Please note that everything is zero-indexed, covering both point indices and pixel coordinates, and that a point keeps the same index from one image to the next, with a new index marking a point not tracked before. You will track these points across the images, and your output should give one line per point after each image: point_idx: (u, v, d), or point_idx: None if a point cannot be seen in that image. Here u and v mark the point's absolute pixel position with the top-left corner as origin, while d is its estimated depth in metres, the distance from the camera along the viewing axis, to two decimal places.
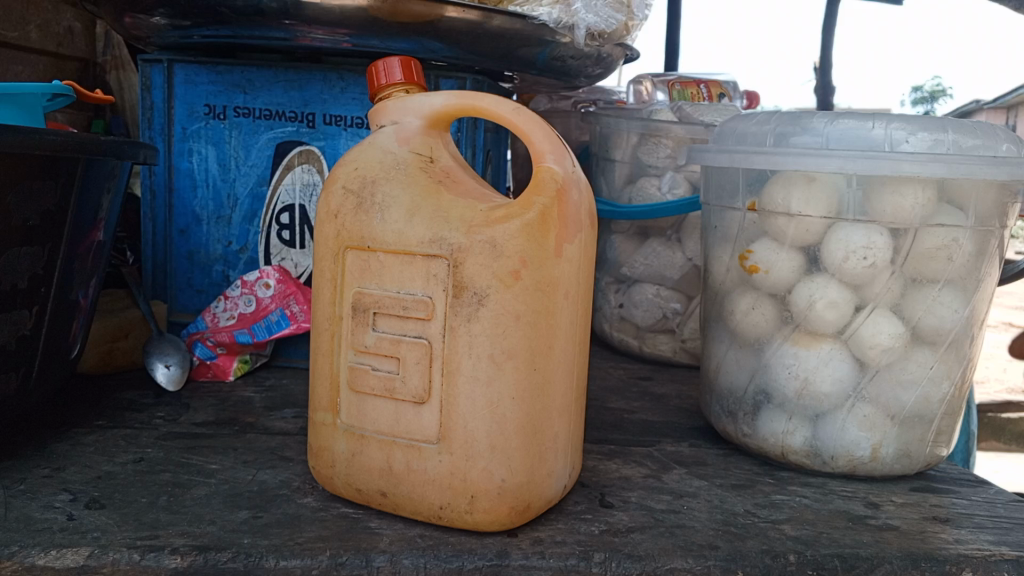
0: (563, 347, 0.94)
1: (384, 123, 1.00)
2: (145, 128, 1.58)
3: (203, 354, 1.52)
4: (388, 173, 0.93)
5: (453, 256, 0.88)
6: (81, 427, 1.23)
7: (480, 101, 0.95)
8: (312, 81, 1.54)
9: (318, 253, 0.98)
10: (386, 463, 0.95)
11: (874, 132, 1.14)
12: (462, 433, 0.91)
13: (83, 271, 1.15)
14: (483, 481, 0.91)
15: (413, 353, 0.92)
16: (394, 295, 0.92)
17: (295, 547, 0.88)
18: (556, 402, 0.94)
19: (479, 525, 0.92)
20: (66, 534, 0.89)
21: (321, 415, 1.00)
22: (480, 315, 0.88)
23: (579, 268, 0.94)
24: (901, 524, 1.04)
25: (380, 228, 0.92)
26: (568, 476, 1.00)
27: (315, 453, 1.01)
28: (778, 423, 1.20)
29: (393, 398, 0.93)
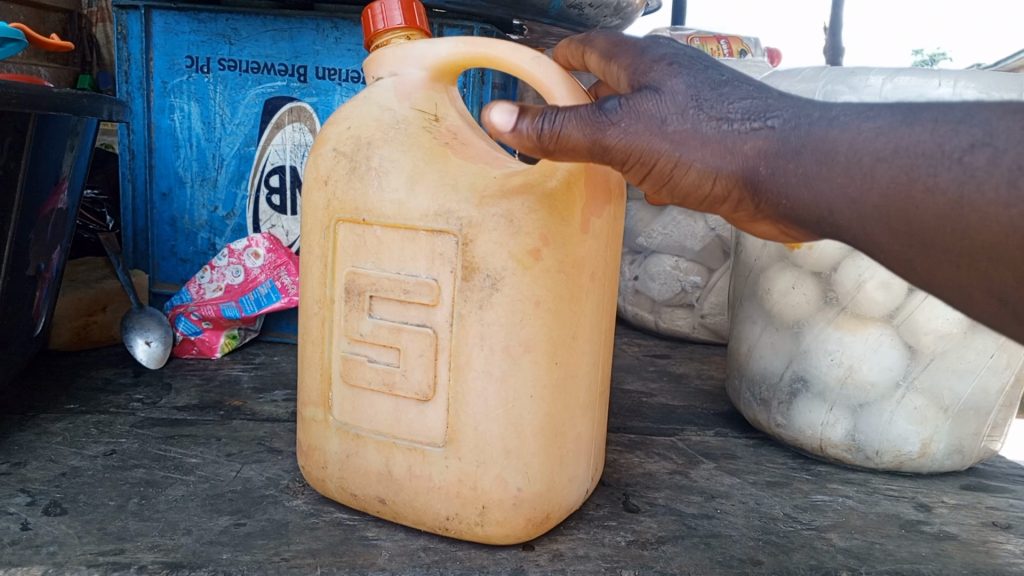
0: (588, 337, 0.82)
1: (380, 75, 0.86)
2: (121, 81, 1.44)
3: (187, 329, 1.39)
4: (386, 132, 0.80)
5: (463, 232, 0.76)
6: (49, 413, 1.11)
7: (492, 49, 0.80)
8: (304, 30, 1.40)
9: (305, 226, 0.86)
10: (386, 466, 0.84)
11: (939, 92, 1.01)
12: (473, 435, 0.79)
13: (43, 242, 1.02)
14: (495, 491, 0.80)
15: (415, 343, 0.80)
16: (394, 277, 0.80)
17: (280, 565, 0.77)
18: (580, 399, 0.83)
19: (491, 538, 0.81)
20: (17, 550, 0.78)
21: (311, 410, 0.88)
22: (494, 301, 0.76)
23: (605, 246, 0.82)
24: (959, 532, 0.94)
25: (377, 197, 0.79)
26: (590, 481, 0.89)
27: (305, 452, 0.91)
28: (816, 414, 1.09)
29: (393, 392, 0.82)
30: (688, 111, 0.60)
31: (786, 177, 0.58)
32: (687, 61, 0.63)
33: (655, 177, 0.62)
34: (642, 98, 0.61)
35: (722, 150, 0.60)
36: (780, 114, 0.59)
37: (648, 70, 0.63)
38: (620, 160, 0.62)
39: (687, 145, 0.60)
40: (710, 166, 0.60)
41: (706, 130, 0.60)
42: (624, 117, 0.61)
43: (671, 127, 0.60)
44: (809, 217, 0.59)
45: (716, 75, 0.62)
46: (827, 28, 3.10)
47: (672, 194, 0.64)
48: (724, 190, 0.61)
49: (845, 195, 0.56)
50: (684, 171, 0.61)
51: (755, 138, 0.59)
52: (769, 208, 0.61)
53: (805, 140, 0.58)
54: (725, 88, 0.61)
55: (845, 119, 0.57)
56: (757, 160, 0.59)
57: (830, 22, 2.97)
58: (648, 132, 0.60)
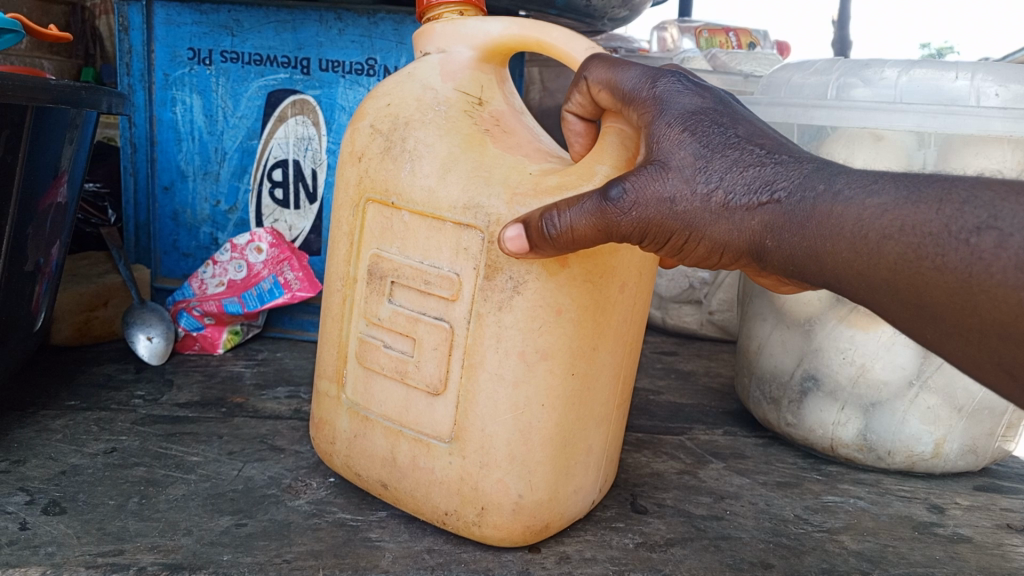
0: (610, 348, 0.80)
1: (428, 49, 0.85)
2: (122, 73, 1.42)
3: (189, 325, 1.37)
4: (426, 114, 0.79)
5: (488, 229, 0.74)
6: (49, 409, 1.10)
7: (544, 35, 0.79)
8: (307, 21, 1.38)
9: (337, 201, 0.86)
10: (390, 453, 0.83)
11: (956, 84, 0.98)
12: (479, 434, 0.77)
13: (42, 236, 1.01)
14: (497, 493, 0.78)
15: (431, 336, 0.79)
16: (416, 265, 0.79)
17: (281, 566, 0.76)
18: (595, 411, 0.81)
19: (488, 539, 0.80)
20: (14, 550, 0.76)
21: (325, 385, 0.89)
22: (514, 304, 0.74)
23: (643, 255, 0.80)
24: (973, 534, 0.92)
25: (408, 181, 0.78)
26: (597, 491, 0.87)
27: (316, 425, 0.91)
28: (827, 414, 1.07)
29: (405, 380, 0.81)
30: (696, 187, 0.61)
31: (792, 250, 0.59)
32: (695, 122, 0.63)
33: (670, 248, 0.64)
34: (646, 179, 0.62)
35: (730, 227, 0.61)
36: (786, 184, 0.59)
37: (659, 135, 0.64)
38: (633, 239, 0.64)
39: (694, 224, 0.61)
40: (718, 240, 0.61)
41: (715, 207, 0.61)
42: (631, 202, 0.62)
43: (680, 207, 0.61)
44: (817, 281, 0.60)
45: (727, 138, 0.62)
46: (835, 20, 3.06)
47: (682, 259, 0.65)
48: (736, 259, 0.63)
49: (853, 269, 0.57)
50: (696, 245, 0.62)
51: (762, 214, 0.59)
52: (776, 274, 0.62)
53: (810, 215, 0.58)
54: (732, 157, 0.61)
55: (850, 192, 0.57)
56: (763, 235, 0.60)
57: (840, 15, 2.95)
58: (658, 213, 0.62)
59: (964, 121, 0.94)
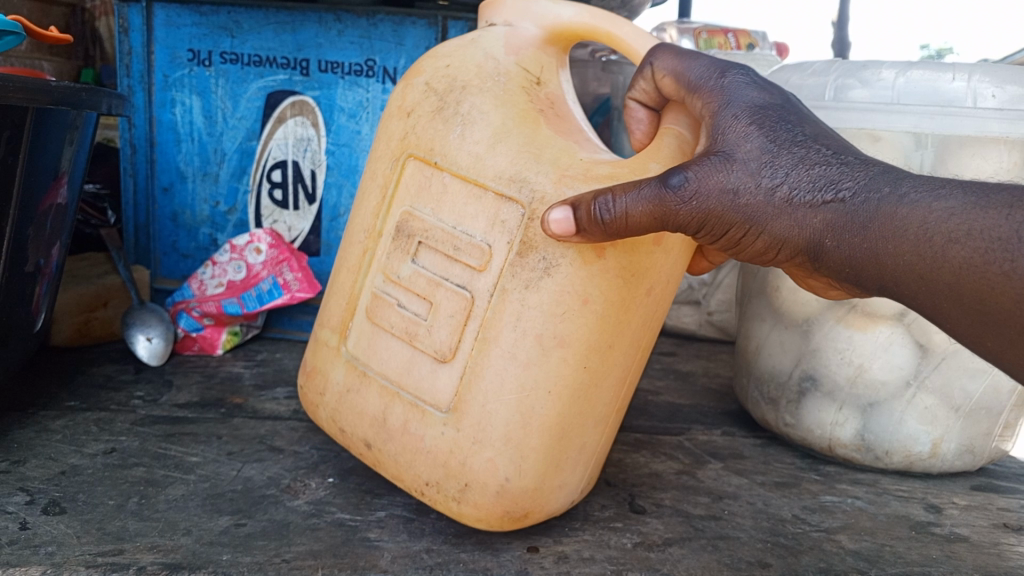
0: (625, 351, 0.79)
1: (494, 21, 0.88)
2: (122, 75, 1.42)
3: (188, 326, 1.38)
4: (484, 82, 0.81)
5: (530, 206, 0.75)
6: (49, 410, 1.10)
7: (615, 28, 0.82)
8: (306, 22, 1.38)
9: (377, 153, 0.88)
10: (382, 412, 0.83)
11: (954, 85, 0.98)
12: (478, 411, 0.78)
13: (42, 237, 1.01)
14: (484, 473, 0.79)
15: (450, 303, 0.79)
16: (449, 230, 0.80)
17: (281, 566, 0.76)
18: (596, 411, 0.81)
19: (464, 516, 0.81)
20: (14, 550, 0.77)
21: (326, 334, 0.89)
22: (542, 285, 0.75)
23: (676, 264, 0.80)
24: (970, 534, 0.92)
25: (456, 144, 0.80)
26: (579, 492, 0.86)
27: (308, 373, 0.91)
28: (826, 414, 1.07)
29: (412, 342, 0.81)
30: (761, 182, 0.65)
31: (852, 251, 0.63)
32: (762, 118, 0.67)
33: (728, 240, 0.68)
34: (712, 170, 0.65)
35: (791, 223, 0.65)
36: (850, 185, 0.63)
37: (725, 128, 0.67)
38: (692, 229, 0.67)
39: (756, 217, 0.65)
40: (779, 235, 0.65)
41: (778, 203, 0.65)
42: (695, 191, 0.65)
43: (743, 200, 0.65)
44: (871, 281, 0.64)
45: (794, 136, 0.66)
46: (834, 22, 3.06)
47: (738, 252, 0.69)
48: (791, 255, 0.67)
49: (914, 272, 0.60)
50: (755, 238, 0.67)
51: (825, 212, 0.63)
52: (829, 274, 0.66)
53: (873, 216, 0.62)
54: (798, 155, 0.65)
55: (915, 196, 0.61)
56: (825, 234, 0.64)
57: (838, 16, 2.96)
58: (721, 204, 0.65)
59: (961, 121, 0.97)
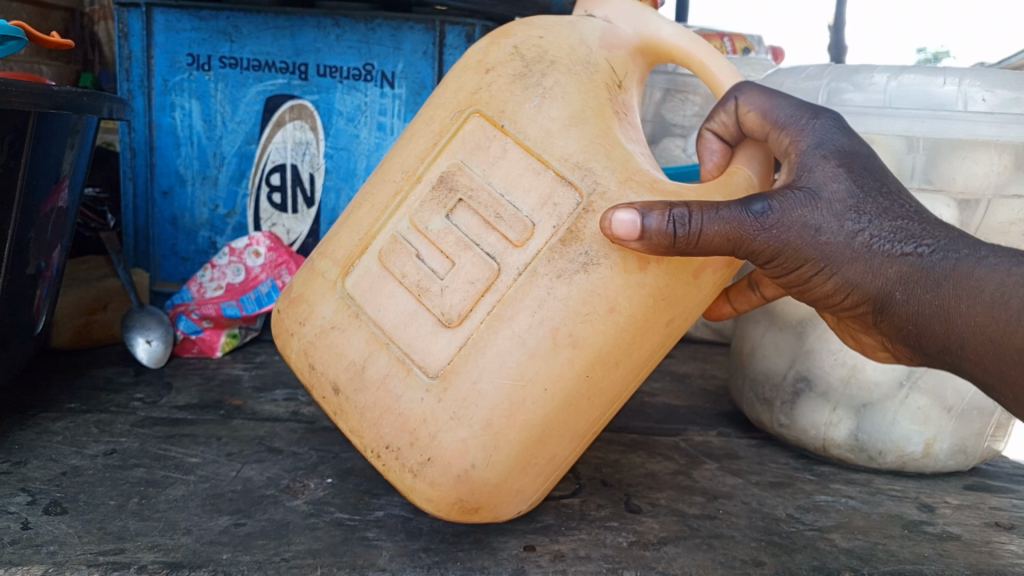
0: (623, 375, 0.78)
1: (595, 14, 0.89)
2: (122, 79, 1.43)
3: (187, 328, 1.39)
4: (573, 67, 0.81)
5: (588, 197, 0.75)
6: (50, 412, 1.11)
7: (710, 60, 0.88)
8: (305, 27, 1.40)
9: (440, 98, 0.84)
10: (362, 360, 0.77)
11: (945, 89, 0.98)
12: (468, 387, 0.74)
13: (43, 241, 1.02)
14: (452, 454, 0.74)
15: (472, 269, 0.76)
16: (496, 196, 0.78)
17: (281, 565, 0.77)
18: (576, 425, 0.78)
19: (415, 492, 0.76)
20: (17, 549, 0.77)
21: (326, 264, 0.82)
22: (575, 279, 0.74)
23: (699, 303, 0.81)
24: (962, 532, 0.93)
25: (530, 114, 0.79)
26: (525, 506, 0.82)
27: (291, 299, 0.84)
28: (820, 414, 1.08)
29: (420, 297, 0.77)
30: (844, 224, 0.71)
31: (919, 303, 0.71)
32: (850, 163, 0.73)
33: (800, 274, 0.75)
34: (797, 204, 0.71)
35: (865, 267, 0.71)
36: (928, 242, 0.70)
37: (813, 168, 0.73)
38: (768, 256, 0.73)
39: (832, 256, 0.72)
40: (850, 277, 0.72)
41: (857, 246, 0.71)
42: (778, 220, 0.71)
43: (824, 238, 0.71)
44: (931, 333, 0.71)
45: (880, 187, 0.72)
46: (830, 26, 3.07)
47: (805, 287, 0.76)
48: (857, 297, 0.74)
49: (980, 330, 0.68)
50: (826, 278, 0.74)
51: (900, 262, 0.70)
52: (888, 321, 0.74)
53: (945, 275, 0.69)
54: (881, 206, 0.71)
55: (989, 262, 0.69)
56: (896, 284, 0.71)
57: (835, 20, 2.98)
58: (802, 237, 0.72)
59: (953, 125, 0.97)
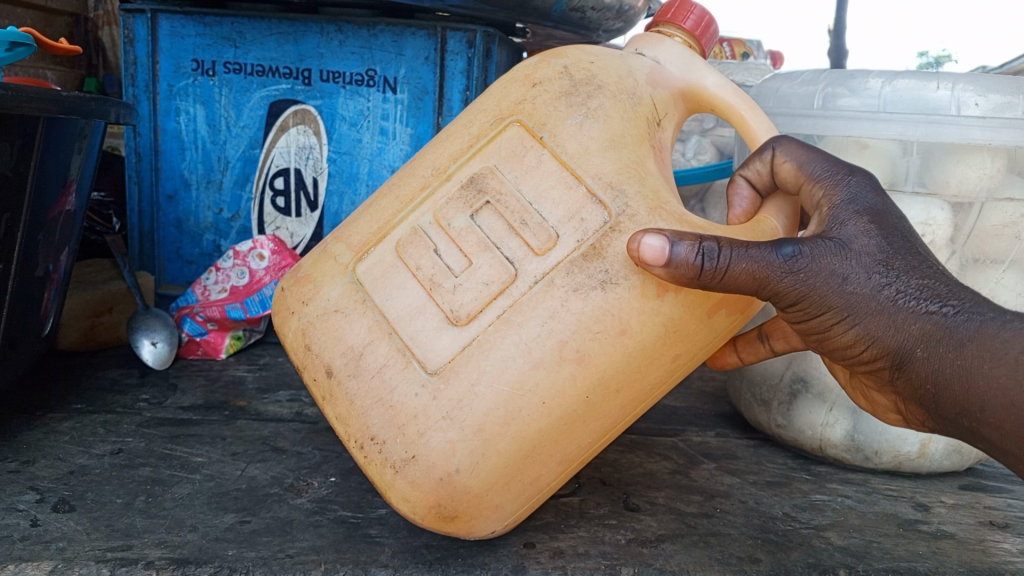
0: (621, 405, 0.76)
1: (645, 52, 0.89)
2: (128, 84, 1.45)
3: (193, 330, 1.41)
4: (620, 94, 0.80)
5: (617, 217, 0.75)
6: (56, 412, 1.13)
7: (751, 118, 0.90)
8: (308, 33, 1.41)
9: (481, 104, 0.83)
10: (361, 346, 0.76)
11: (939, 93, 1.00)
12: (466, 389, 0.72)
13: (51, 243, 1.04)
14: (439, 456, 0.72)
15: (489, 271, 0.75)
16: (524, 203, 0.76)
17: (285, 561, 0.78)
18: (567, 448, 0.76)
19: (393, 489, 0.74)
20: (27, 545, 0.79)
21: (339, 248, 0.82)
22: (591, 295, 0.73)
23: (704, 346, 0.80)
24: (957, 531, 0.95)
25: (570, 130, 0.78)
26: (498, 528, 0.79)
27: (297, 278, 0.83)
28: (816, 414, 1.10)
29: (431, 292, 0.75)
30: (872, 277, 0.70)
31: (939, 361, 0.69)
32: (880, 219, 0.72)
33: (820, 323, 0.73)
34: (827, 253, 0.70)
35: (889, 322, 0.70)
36: (954, 304, 0.69)
37: (844, 220, 0.73)
38: (790, 300, 0.72)
39: (856, 307, 0.70)
40: (872, 331, 0.71)
41: (883, 300, 0.70)
42: (806, 266, 0.70)
43: (850, 287, 0.70)
44: (951, 396, 0.69)
45: (909, 245, 0.72)
46: (831, 31, 3.09)
47: (821, 336, 0.75)
48: (876, 352, 0.72)
49: (1006, 398, 0.65)
50: (846, 329, 0.72)
51: (924, 320, 0.69)
52: (906, 379, 0.72)
53: (971, 337, 0.68)
54: (909, 265, 0.71)
55: (1017, 328, 0.67)
56: (918, 340, 0.70)
57: (835, 25, 3.00)
58: (828, 285, 0.70)
59: (945, 129, 0.99)
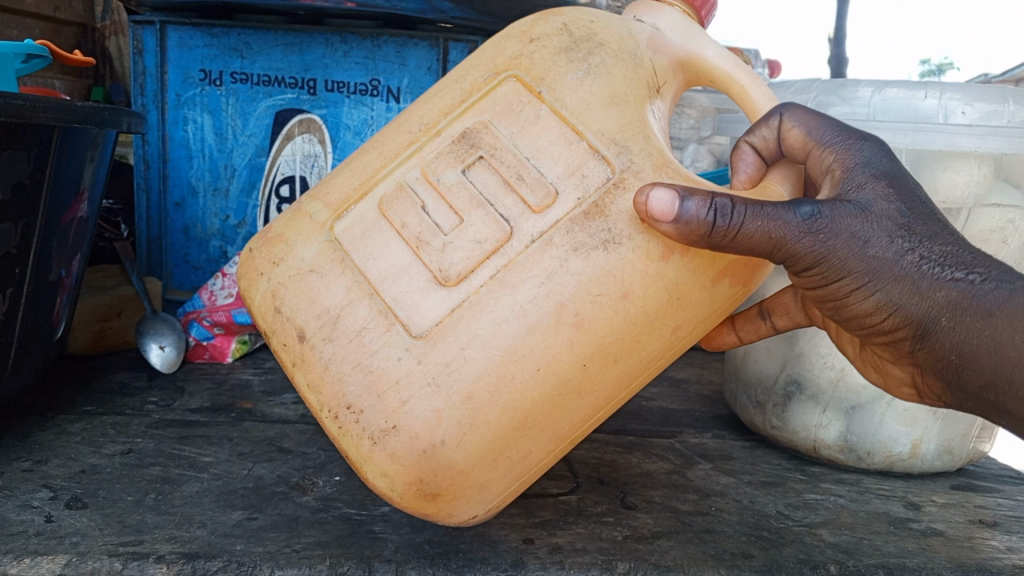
0: (619, 377, 0.73)
1: (643, 19, 0.87)
2: (137, 94, 1.48)
3: (199, 334, 1.44)
4: (621, 54, 0.78)
5: (620, 174, 0.72)
6: (67, 414, 1.15)
7: (750, 89, 0.88)
8: (314, 44, 1.45)
9: (474, 59, 0.80)
10: (338, 308, 0.72)
11: (927, 102, 1.03)
12: (454, 355, 0.68)
13: (64, 249, 1.07)
14: (422, 427, 0.68)
15: (482, 228, 0.71)
16: (521, 159, 0.73)
17: (291, 556, 0.81)
18: (557, 427, 0.73)
19: (371, 462, 0.69)
20: (42, 540, 0.82)
21: (314, 207, 0.78)
22: (592, 255, 0.70)
23: (705, 319, 0.77)
24: (946, 529, 0.97)
25: (570, 85, 0.75)
26: (480, 512, 0.76)
27: (266, 238, 0.79)
28: (810, 416, 1.12)
29: (417, 251, 0.72)
30: (894, 242, 0.69)
31: (966, 331, 0.69)
32: (897, 183, 0.71)
33: (837, 289, 0.72)
34: (847, 214, 0.69)
35: (912, 289, 0.70)
36: (979, 272, 0.69)
37: (862, 184, 0.72)
38: (808, 264, 0.71)
39: (877, 272, 0.70)
40: (894, 297, 0.70)
41: (905, 266, 0.69)
42: (826, 229, 0.69)
43: (872, 251, 0.69)
44: (977, 367, 0.69)
45: (927, 210, 0.71)
46: (831, 40, 3.13)
47: (839, 303, 0.74)
48: (897, 320, 0.72)
49: None
50: (866, 296, 0.72)
51: (950, 288, 0.69)
52: (927, 348, 0.72)
53: (998, 306, 0.67)
54: (931, 230, 0.70)
55: None
56: (943, 309, 0.69)
57: (836, 33, 3.03)
58: (848, 249, 0.69)
59: (933, 137, 1.02)
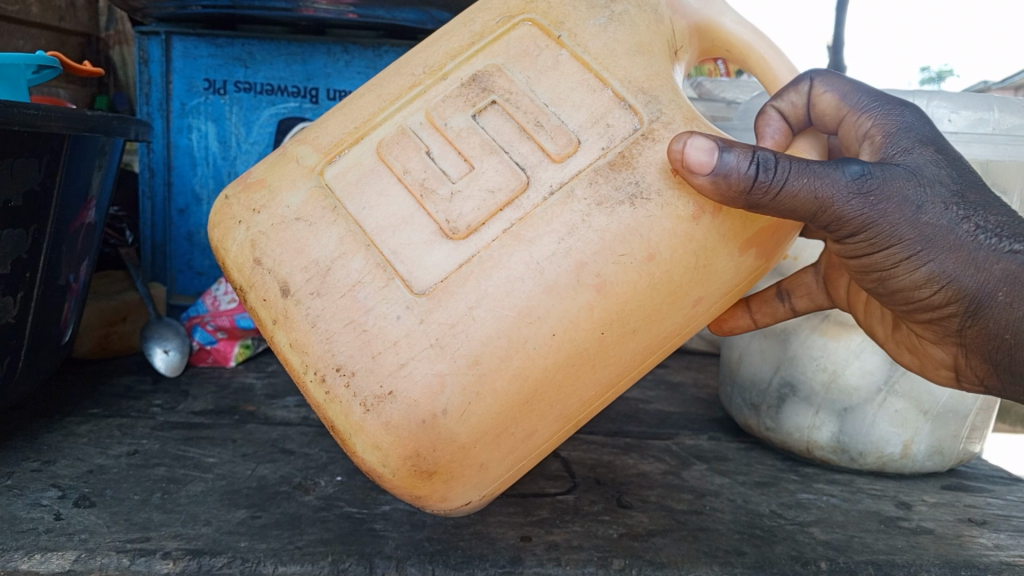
0: (631, 352, 0.75)
1: None
2: (142, 102, 1.51)
3: (203, 339, 1.46)
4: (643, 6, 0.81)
5: (649, 125, 0.75)
6: (74, 416, 1.18)
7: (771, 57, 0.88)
8: (316, 54, 1.49)
9: (486, 5, 0.83)
10: (329, 261, 0.72)
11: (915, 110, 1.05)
12: (465, 315, 0.69)
13: (73, 254, 1.09)
14: (424, 396, 0.68)
15: (494, 177, 0.73)
16: (538, 104, 0.75)
17: (294, 552, 0.83)
18: (553, 411, 0.74)
19: (365, 431, 0.69)
20: (51, 536, 0.84)
21: (305, 151, 0.79)
22: (618, 211, 0.71)
23: (721, 296, 0.79)
24: (936, 527, 0.99)
25: (592, 30, 0.79)
26: (469, 500, 0.77)
27: (248, 184, 0.80)
28: (803, 417, 1.14)
29: (421, 200, 0.73)
30: (948, 211, 0.73)
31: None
32: (945, 151, 0.76)
33: (887, 258, 0.75)
34: (899, 178, 0.73)
35: (969, 259, 0.73)
36: None
37: (908, 151, 0.76)
38: (858, 228, 0.74)
39: (931, 239, 0.73)
40: (949, 269, 0.73)
41: (962, 236, 0.73)
42: (879, 194, 0.72)
43: (925, 218, 0.73)
44: None
45: (975, 180, 0.75)
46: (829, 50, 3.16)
47: (888, 274, 0.77)
48: (950, 293, 0.75)
49: None
50: (918, 267, 0.75)
51: (1008, 260, 0.72)
52: (982, 322, 0.76)
53: None
54: (983, 201, 0.74)
55: None
56: (1001, 282, 0.73)
57: (833, 42, 3.06)
58: (903, 214, 0.73)
59: None
